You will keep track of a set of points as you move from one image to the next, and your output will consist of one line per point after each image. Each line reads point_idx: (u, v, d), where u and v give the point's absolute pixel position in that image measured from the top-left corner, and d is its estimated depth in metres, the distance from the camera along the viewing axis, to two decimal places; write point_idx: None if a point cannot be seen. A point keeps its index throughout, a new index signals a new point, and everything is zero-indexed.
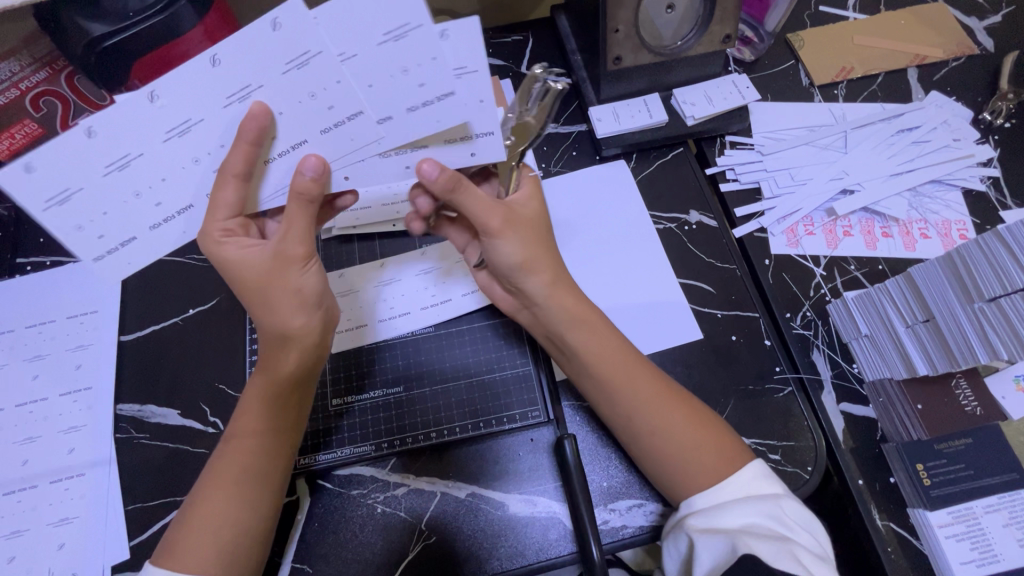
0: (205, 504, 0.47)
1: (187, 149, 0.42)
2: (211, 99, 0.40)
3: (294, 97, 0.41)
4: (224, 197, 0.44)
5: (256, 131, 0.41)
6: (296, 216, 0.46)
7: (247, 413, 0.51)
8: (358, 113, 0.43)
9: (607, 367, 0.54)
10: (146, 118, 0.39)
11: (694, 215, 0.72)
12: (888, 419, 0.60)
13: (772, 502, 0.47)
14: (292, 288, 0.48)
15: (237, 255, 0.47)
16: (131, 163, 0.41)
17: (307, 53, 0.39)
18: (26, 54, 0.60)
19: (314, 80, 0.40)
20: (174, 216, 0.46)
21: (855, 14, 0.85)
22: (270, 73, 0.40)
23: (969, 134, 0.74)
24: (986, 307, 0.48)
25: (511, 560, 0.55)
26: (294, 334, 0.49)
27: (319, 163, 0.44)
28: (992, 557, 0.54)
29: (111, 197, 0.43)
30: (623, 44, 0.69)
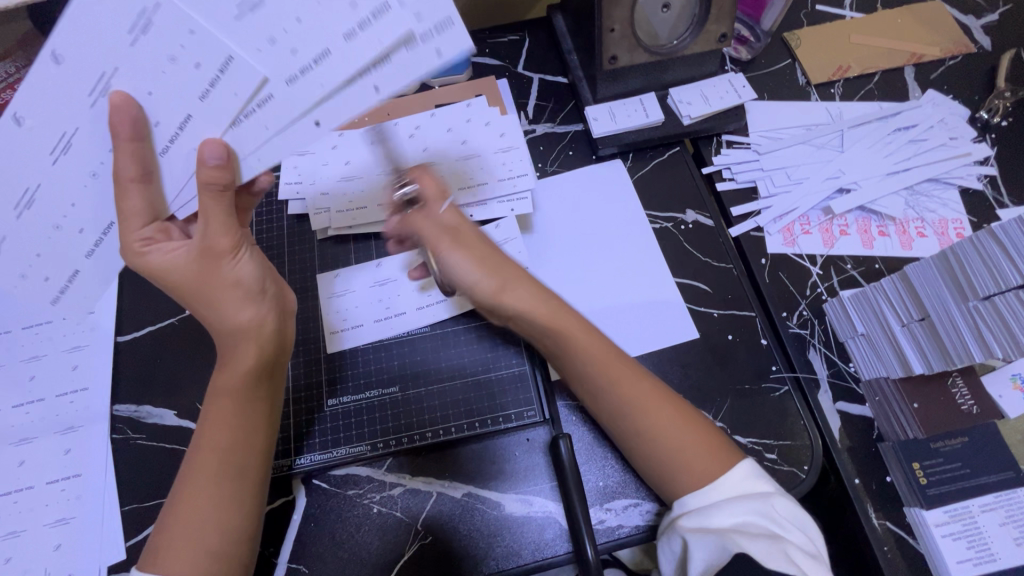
0: (186, 504, 0.47)
1: (77, 165, 0.43)
2: (76, 102, 0.40)
3: (155, 68, 0.39)
4: (128, 207, 0.43)
5: (127, 127, 0.40)
6: (214, 208, 0.45)
7: (214, 414, 0.50)
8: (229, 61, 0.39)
9: (598, 371, 0.53)
10: (27, 142, 0.41)
11: (691, 214, 0.72)
12: (884, 418, 0.59)
13: (762, 500, 0.47)
14: (230, 280, 0.48)
15: (162, 261, 0.45)
16: (35, 198, 0.43)
17: (147, 12, 0.37)
18: (21, 55, 0.61)
19: (169, 40, 0.38)
20: (103, 238, 0.47)
21: (853, 13, 0.85)
22: (119, 48, 0.38)
23: (966, 132, 0.74)
24: (981, 306, 0.47)
25: (507, 559, 0.55)
26: (243, 327, 0.50)
27: (219, 148, 0.42)
28: (988, 555, 0.54)
29: (36, 235, 0.45)
30: (618, 43, 0.68)
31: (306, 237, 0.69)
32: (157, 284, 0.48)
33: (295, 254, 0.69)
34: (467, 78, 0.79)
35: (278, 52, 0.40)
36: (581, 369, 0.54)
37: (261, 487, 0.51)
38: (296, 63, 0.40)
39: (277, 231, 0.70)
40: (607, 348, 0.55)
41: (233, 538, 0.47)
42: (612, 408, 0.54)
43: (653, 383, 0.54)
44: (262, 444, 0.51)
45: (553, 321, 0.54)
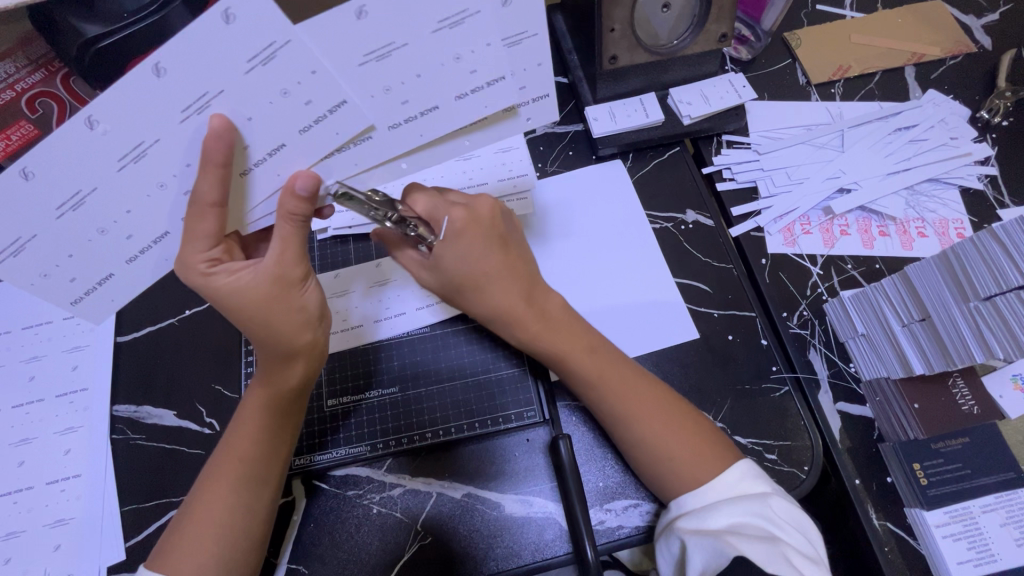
0: (204, 508, 0.49)
1: (146, 176, 0.40)
2: (166, 116, 0.37)
3: (263, 97, 0.38)
4: (201, 228, 0.42)
5: (222, 152, 0.39)
6: (289, 236, 0.46)
7: (243, 423, 0.51)
8: (341, 104, 0.40)
9: (595, 382, 0.54)
10: (96, 148, 0.37)
11: (691, 214, 0.72)
12: (884, 418, 0.59)
13: (759, 501, 0.47)
14: (295, 306, 0.49)
15: (228, 283, 0.46)
16: (85, 201, 0.39)
17: (274, 45, 0.36)
18: (22, 55, 0.61)
19: (288, 75, 0.37)
20: (149, 246, 0.45)
21: (853, 13, 0.85)
22: (234, 75, 0.36)
23: (967, 132, 0.74)
24: (981, 306, 0.47)
25: (506, 560, 0.55)
26: (302, 350, 0.51)
27: (310, 180, 0.43)
28: (989, 556, 0.54)
29: (73, 239, 0.41)
30: (618, 43, 0.68)
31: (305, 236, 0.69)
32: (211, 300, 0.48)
33: None
34: None
35: (390, 100, 0.42)
36: (597, 389, 0.54)
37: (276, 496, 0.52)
38: (403, 112, 0.43)
39: None
40: (616, 370, 0.55)
41: (241, 546, 0.48)
42: (605, 413, 0.55)
43: (651, 395, 0.54)
44: (285, 455, 0.53)
45: (538, 340, 0.57)
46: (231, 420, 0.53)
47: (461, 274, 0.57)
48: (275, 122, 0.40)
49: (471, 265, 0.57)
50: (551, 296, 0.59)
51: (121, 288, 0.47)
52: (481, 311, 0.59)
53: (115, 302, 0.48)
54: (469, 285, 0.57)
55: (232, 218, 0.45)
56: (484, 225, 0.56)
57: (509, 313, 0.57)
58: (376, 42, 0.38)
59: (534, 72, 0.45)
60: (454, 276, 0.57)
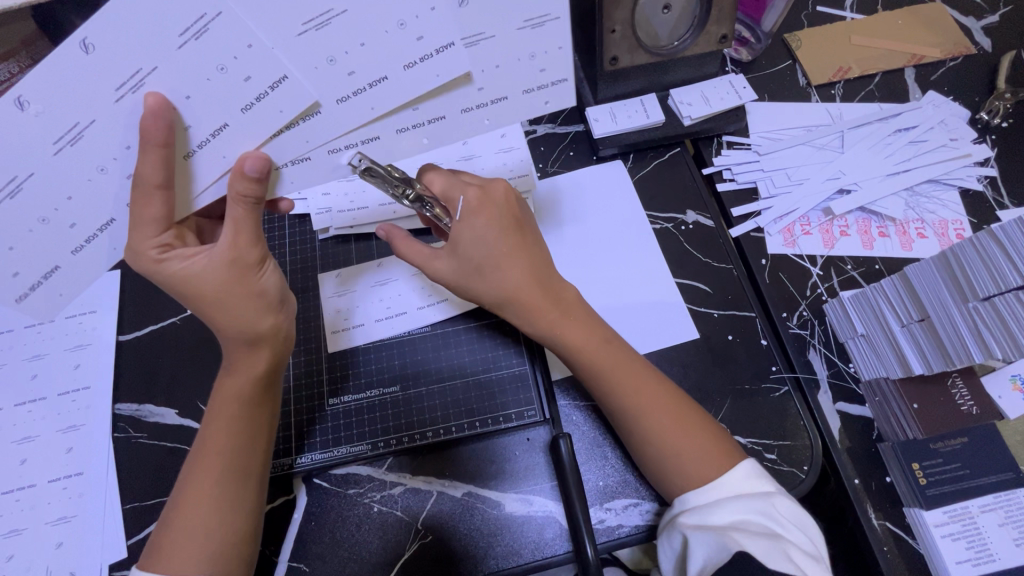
0: (190, 503, 0.49)
1: (84, 160, 0.40)
2: (98, 95, 0.38)
3: (199, 74, 0.38)
4: (149, 212, 0.43)
5: (161, 130, 0.39)
6: (243, 219, 0.46)
7: (216, 416, 0.51)
8: (282, 79, 0.40)
9: (605, 373, 0.54)
10: None
11: (691, 215, 0.72)
12: (884, 418, 0.59)
13: (763, 499, 0.47)
14: (256, 290, 0.50)
15: (182, 269, 0.47)
16: (21, 188, 0.40)
17: (205, 18, 0.36)
18: (25, 55, 0.60)
19: (222, 49, 0.38)
20: (96, 234, 0.45)
21: (853, 15, 0.85)
22: (166, 50, 0.37)
23: (966, 133, 0.74)
24: (980, 307, 0.48)
25: (506, 559, 0.56)
26: (266, 335, 0.52)
27: (259, 163, 0.43)
28: (988, 556, 0.54)
29: (13, 228, 0.42)
30: (619, 44, 0.69)
31: (307, 236, 0.70)
32: (168, 290, 0.49)
33: (296, 254, 0.69)
34: None
35: (335, 72, 0.41)
36: (608, 375, 0.54)
37: (260, 490, 0.52)
38: (351, 84, 0.42)
39: (279, 231, 0.70)
40: (621, 356, 0.55)
41: (233, 539, 0.49)
42: (612, 404, 0.55)
43: (658, 391, 0.54)
44: (264, 447, 0.53)
45: (552, 328, 0.55)
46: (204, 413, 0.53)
47: (480, 254, 0.55)
48: (215, 100, 0.40)
49: (486, 245, 0.55)
50: (564, 283, 0.58)
51: (68, 282, 0.47)
52: (497, 294, 0.56)
53: (64, 298, 0.48)
54: (487, 266, 0.55)
55: (181, 204, 0.45)
56: (501, 206, 0.56)
57: (526, 297, 0.55)
58: (315, 10, 0.38)
59: (552, 56, 0.46)
60: (472, 257, 0.55)
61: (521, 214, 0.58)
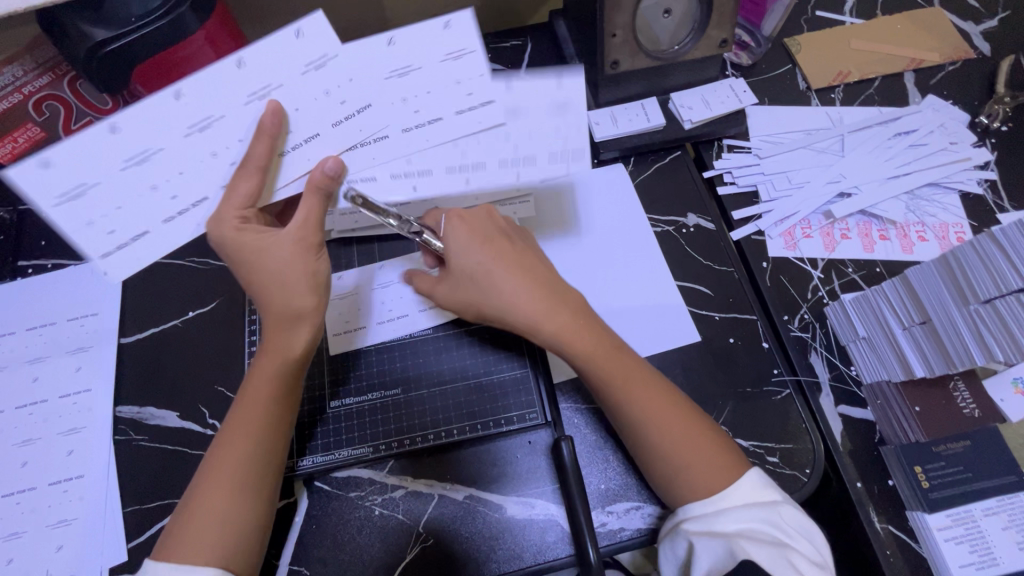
0: (214, 485, 0.49)
1: (205, 144, 0.46)
2: (231, 97, 0.44)
3: (309, 94, 0.45)
4: (241, 189, 0.47)
5: (275, 127, 0.45)
6: (311, 208, 0.51)
7: (248, 399, 0.52)
8: (367, 108, 0.46)
9: (614, 387, 0.53)
10: (173, 113, 0.43)
11: (692, 218, 0.72)
12: (887, 422, 0.59)
13: (769, 508, 0.47)
14: (310, 272, 0.53)
15: (256, 242, 0.51)
16: (150, 158, 0.44)
17: (325, 57, 0.43)
18: (29, 59, 0.62)
19: (329, 79, 0.44)
20: (189, 209, 0.49)
21: (852, 19, 0.86)
22: (293, 75, 0.44)
23: (966, 137, 0.75)
24: (982, 309, 0.48)
25: (509, 562, 0.55)
26: (309, 313, 0.53)
27: (337, 163, 0.49)
28: (991, 559, 0.54)
29: (126, 193, 0.45)
30: (620, 48, 0.69)
31: None
32: (231, 257, 0.52)
33: None
34: None
35: (405, 110, 0.47)
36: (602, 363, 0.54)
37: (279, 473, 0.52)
38: (414, 120, 0.48)
39: None
40: (624, 357, 0.55)
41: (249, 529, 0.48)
42: (632, 432, 0.53)
43: (655, 391, 0.54)
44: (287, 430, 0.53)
45: (562, 327, 0.55)
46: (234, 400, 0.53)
47: (470, 262, 0.58)
48: (314, 116, 0.46)
49: (475, 259, 0.58)
50: (566, 292, 0.59)
51: (149, 250, 0.49)
52: (509, 298, 0.57)
53: (140, 267, 0.50)
54: (478, 275, 0.58)
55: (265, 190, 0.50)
56: (484, 223, 0.60)
57: (528, 300, 0.56)
58: (398, 62, 0.45)
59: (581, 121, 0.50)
60: (464, 269, 0.58)
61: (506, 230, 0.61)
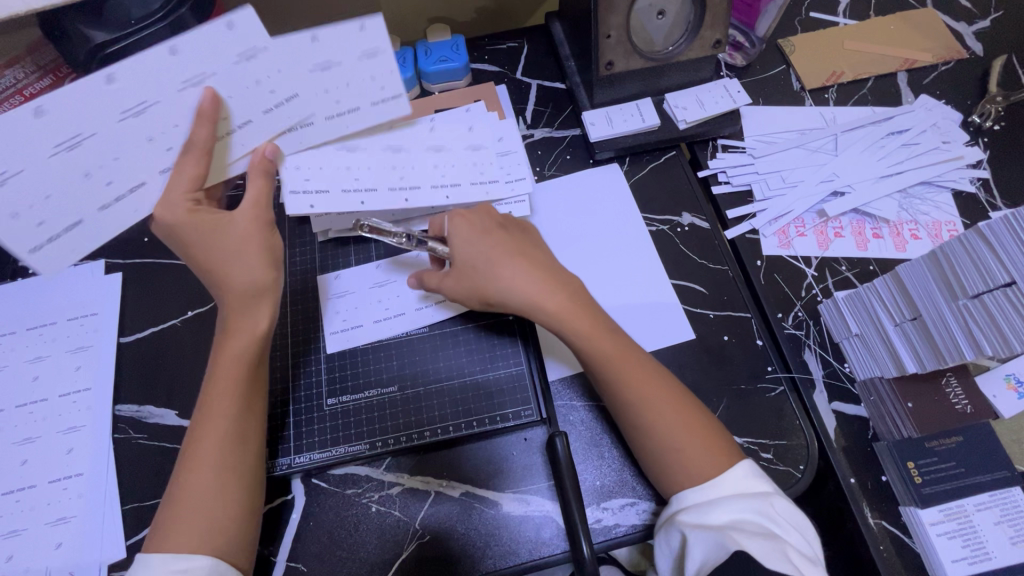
0: (195, 475, 0.49)
1: (138, 131, 0.49)
2: (165, 85, 0.47)
3: (245, 84, 0.50)
4: (190, 170, 0.52)
5: (213, 109, 0.50)
6: (258, 184, 0.55)
7: (217, 382, 0.52)
8: (294, 97, 0.53)
9: (620, 383, 0.54)
10: (101, 102, 0.46)
11: (687, 217, 0.72)
12: (880, 418, 0.60)
13: (761, 499, 0.48)
14: (262, 245, 0.55)
15: (210, 221, 0.53)
16: (81, 144, 0.47)
17: (255, 49, 0.48)
18: (30, 61, 0.62)
19: (262, 71, 0.49)
20: (122, 197, 0.52)
21: (846, 20, 0.87)
22: (225, 64, 0.48)
23: (958, 136, 0.75)
24: (971, 304, 0.48)
25: (503, 558, 0.56)
26: (266, 288, 0.55)
27: (274, 149, 0.56)
28: (984, 554, 0.54)
29: (56, 180, 0.48)
30: (614, 49, 0.70)
31: (307, 238, 0.70)
32: (185, 246, 0.53)
33: (297, 256, 0.70)
34: (465, 83, 0.80)
35: (327, 99, 0.54)
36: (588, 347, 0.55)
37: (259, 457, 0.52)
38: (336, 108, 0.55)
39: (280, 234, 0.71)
40: (618, 344, 0.56)
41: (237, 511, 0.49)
42: (639, 427, 0.54)
43: (654, 383, 0.54)
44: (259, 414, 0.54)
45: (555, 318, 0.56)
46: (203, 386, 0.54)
47: (476, 255, 0.59)
48: (247, 103, 0.51)
49: (472, 251, 0.59)
50: (568, 282, 0.59)
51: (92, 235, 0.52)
52: (508, 288, 0.58)
53: (76, 253, 0.52)
54: (483, 267, 0.59)
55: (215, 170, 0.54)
56: (482, 217, 0.62)
57: (527, 288, 0.57)
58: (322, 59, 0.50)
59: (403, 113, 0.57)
60: (469, 262, 0.59)
61: (512, 223, 0.63)
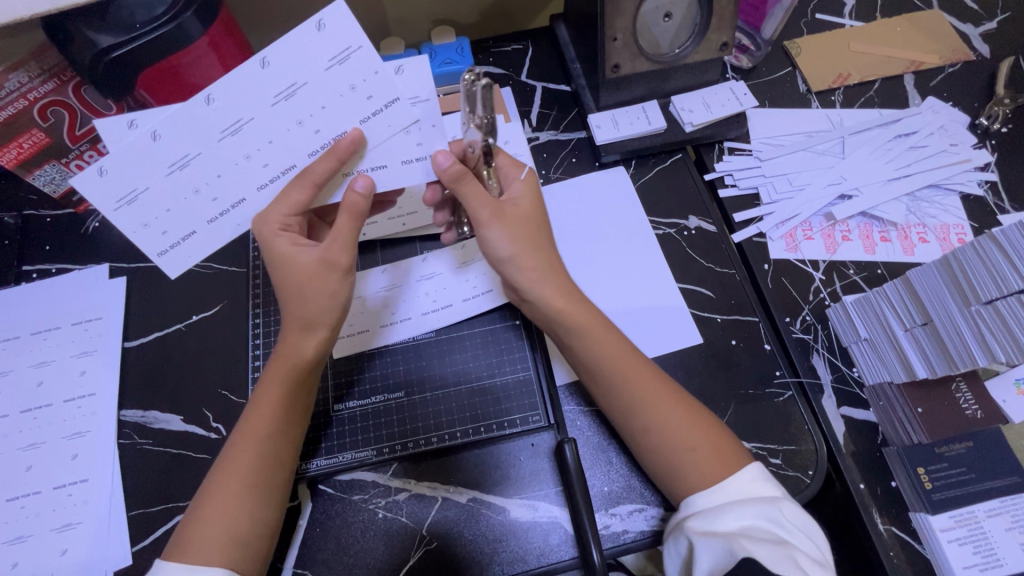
0: (222, 491, 0.49)
1: (237, 147, 0.47)
2: (260, 95, 0.45)
3: (337, 89, 0.46)
4: (294, 196, 0.49)
5: (347, 150, 0.48)
6: (344, 227, 0.51)
7: (260, 402, 0.52)
8: (392, 103, 0.47)
9: (648, 403, 0.53)
10: (206, 120, 0.46)
11: (694, 220, 0.72)
12: (888, 422, 0.59)
13: (770, 504, 0.47)
14: (329, 290, 0.52)
15: (288, 251, 0.51)
16: (189, 162, 0.47)
17: (349, 49, 0.45)
18: (35, 65, 0.61)
19: (358, 73, 0.46)
20: (227, 212, 0.51)
21: (852, 22, 0.86)
22: (316, 69, 0.45)
23: (966, 139, 0.75)
24: (983, 310, 0.48)
25: (513, 565, 0.55)
26: (321, 324, 0.53)
27: (368, 183, 0.50)
28: (995, 561, 0.54)
29: (175, 195, 0.49)
30: (621, 52, 0.70)
31: None
32: (269, 263, 0.53)
33: None
34: None
35: (410, 140, 0.50)
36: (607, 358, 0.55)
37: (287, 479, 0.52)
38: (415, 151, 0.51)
39: None
40: (637, 360, 0.56)
41: (261, 529, 0.49)
42: (647, 433, 0.53)
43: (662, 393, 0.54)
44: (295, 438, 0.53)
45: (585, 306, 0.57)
46: (247, 404, 0.54)
47: (534, 214, 0.58)
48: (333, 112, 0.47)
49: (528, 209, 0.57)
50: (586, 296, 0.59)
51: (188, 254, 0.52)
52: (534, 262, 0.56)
53: (191, 260, 0.53)
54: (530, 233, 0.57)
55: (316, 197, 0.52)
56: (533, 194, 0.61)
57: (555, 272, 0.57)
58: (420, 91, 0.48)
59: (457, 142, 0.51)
60: (527, 217, 0.57)
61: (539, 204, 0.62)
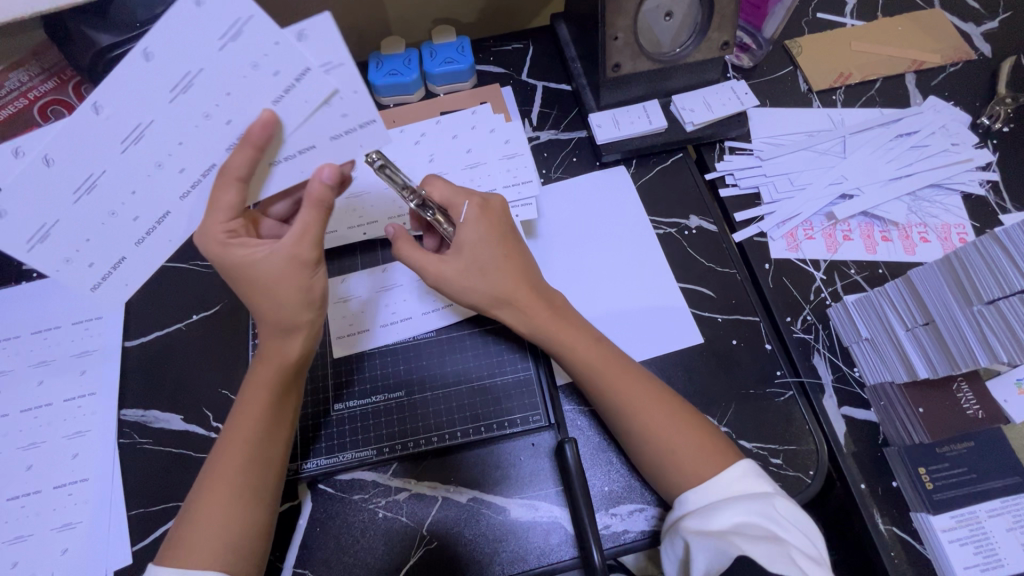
0: (211, 494, 0.49)
1: (146, 156, 0.45)
2: (155, 94, 0.42)
3: (237, 71, 0.42)
4: (225, 198, 0.47)
5: (262, 137, 0.45)
6: (307, 221, 0.50)
7: (246, 406, 0.52)
8: (305, 72, 0.43)
9: (638, 407, 0.54)
10: (95, 131, 0.43)
11: (694, 220, 0.72)
12: (889, 422, 0.59)
13: (762, 501, 0.47)
14: (300, 288, 0.51)
15: (244, 256, 0.50)
16: (95, 184, 0.45)
17: (238, 21, 0.40)
18: (35, 64, 0.61)
19: (254, 48, 0.41)
20: (153, 229, 0.50)
21: (853, 21, 0.86)
22: (209, 51, 0.41)
23: (968, 138, 0.75)
24: (985, 310, 0.48)
25: (512, 565, 0.55)
26: (302, 326, 0.53)
27: (334, 172, 0.49)
28: (996, 561, 0.54)
29: (89, 222, 0.47)
30: (622, 51, 0.69)
31: None
32: (226, 272, 0.52)
33: None
34: (470, 85, 0.80)
35: (333, 114, 0.46)
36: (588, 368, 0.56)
37: (278, 483, 0.52)
38: (344, 124, 0.46)
39: None
40: (622, 368, 0.56)
41: (252, 530, 0.49)
42: (643, 435, 0.53)
43: (651, 394, 0.55)
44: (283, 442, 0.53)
45: (550, 328, 0.58)
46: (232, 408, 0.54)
47: (494, 249, 0.59)
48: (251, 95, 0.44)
49: (487, 249, 0.58)
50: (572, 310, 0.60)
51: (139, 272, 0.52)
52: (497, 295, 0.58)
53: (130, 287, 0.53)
54: (493, 266, 0.58)
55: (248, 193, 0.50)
56: (501, 216, 0.60)
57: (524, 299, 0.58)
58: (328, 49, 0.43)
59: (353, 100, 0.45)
60: (496, 259, 0.58)
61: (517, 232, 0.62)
